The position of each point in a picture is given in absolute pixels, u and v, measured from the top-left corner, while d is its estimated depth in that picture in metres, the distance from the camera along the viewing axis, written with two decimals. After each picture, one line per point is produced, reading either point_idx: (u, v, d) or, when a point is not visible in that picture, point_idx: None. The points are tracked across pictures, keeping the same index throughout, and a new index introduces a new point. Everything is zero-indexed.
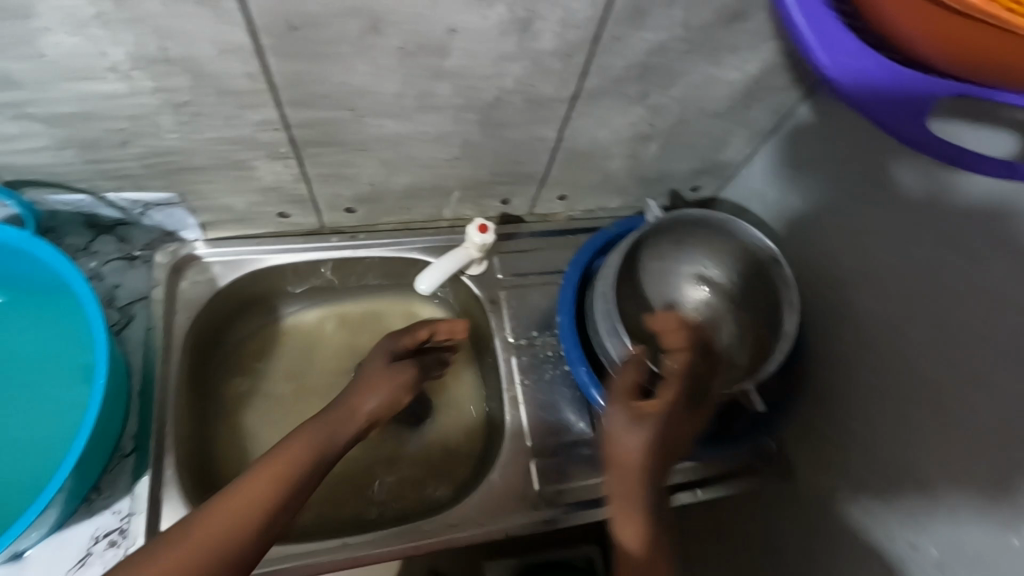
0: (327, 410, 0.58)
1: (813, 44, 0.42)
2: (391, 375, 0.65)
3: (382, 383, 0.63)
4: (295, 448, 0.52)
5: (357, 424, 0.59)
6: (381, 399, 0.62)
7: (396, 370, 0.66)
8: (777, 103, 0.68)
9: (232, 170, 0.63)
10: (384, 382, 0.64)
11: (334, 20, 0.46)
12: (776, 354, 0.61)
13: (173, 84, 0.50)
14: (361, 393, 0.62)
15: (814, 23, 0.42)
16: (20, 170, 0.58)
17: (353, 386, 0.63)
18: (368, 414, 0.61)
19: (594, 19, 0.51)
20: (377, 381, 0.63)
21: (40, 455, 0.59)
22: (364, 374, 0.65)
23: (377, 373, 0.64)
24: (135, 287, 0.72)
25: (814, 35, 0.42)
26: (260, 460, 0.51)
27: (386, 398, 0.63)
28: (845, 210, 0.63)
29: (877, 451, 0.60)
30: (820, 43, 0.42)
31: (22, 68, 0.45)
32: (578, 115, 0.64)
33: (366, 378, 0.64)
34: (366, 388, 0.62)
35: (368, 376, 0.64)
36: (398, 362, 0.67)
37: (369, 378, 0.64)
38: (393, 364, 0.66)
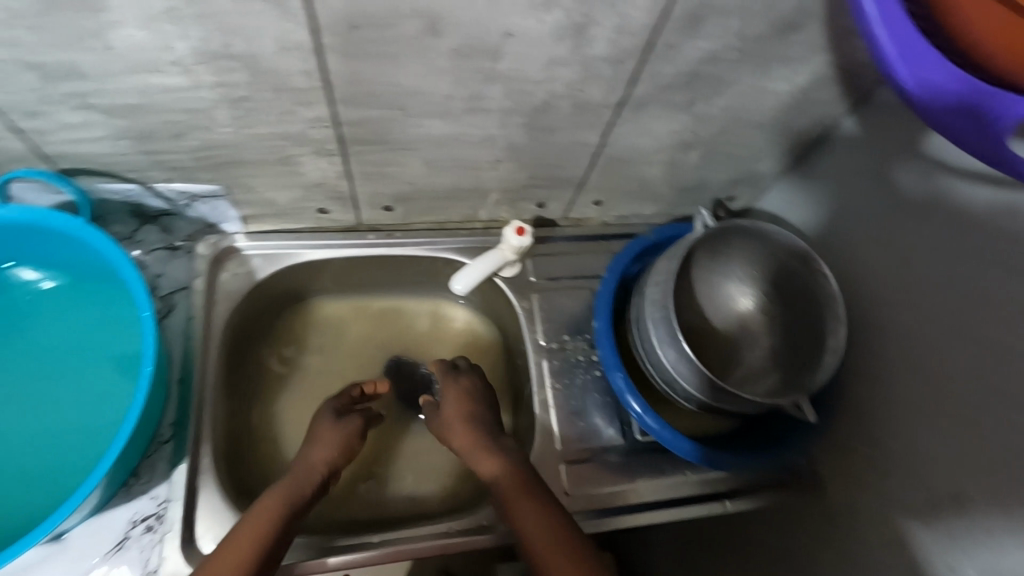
0: (285, 473, 0.62)
1: (891, 56, 0.43)
2: (340, 432, 0.67)
3: (333, 441, 0.66)
4: (267, 503, 0.58)
5: (316, 477, 0.63)
6: (333, 455, 0.65)
7: (347, 428, 0.67)
8: (823, 116, 0.68)
9: (279, 165, 0.64)
10: (331, 439, 0.66)
11: (395, 21, 0.46)
12: (823, 369, 0.62)
13: (232, 79, 0.50)
14: (310, 451, 0.65)
15: (891, 35, 0.43)
16: (76, 158, 0.59)
17: (307, 443, 0.66)
18: (325, 471, 0.64)
19: (649, 27, 0.51)
20: (324, 438, 0.66)
21: (84, 438, 0.60)
22: (312, 430, 0.67)
23: (324, 433, 0.66)
24: (176, 278, 0.72)
25: (894, 48, 0.43)
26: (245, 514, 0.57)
27: (339, 454, 0.66)
28: (889, 226, 0.63)
29: (915, 469, 0.58)
30: (898, 56, 0.43)
31: (91, 59, 0.46)
32: (623, 121, 0.64)
33: (314, 434, 0.67)
34: (317, 442, 0.66)
35: (315, 436, 0.67)
36: (345, 416, 0.69)
37: (315, 439, 0.66)
38: (341, 419, 0.68)
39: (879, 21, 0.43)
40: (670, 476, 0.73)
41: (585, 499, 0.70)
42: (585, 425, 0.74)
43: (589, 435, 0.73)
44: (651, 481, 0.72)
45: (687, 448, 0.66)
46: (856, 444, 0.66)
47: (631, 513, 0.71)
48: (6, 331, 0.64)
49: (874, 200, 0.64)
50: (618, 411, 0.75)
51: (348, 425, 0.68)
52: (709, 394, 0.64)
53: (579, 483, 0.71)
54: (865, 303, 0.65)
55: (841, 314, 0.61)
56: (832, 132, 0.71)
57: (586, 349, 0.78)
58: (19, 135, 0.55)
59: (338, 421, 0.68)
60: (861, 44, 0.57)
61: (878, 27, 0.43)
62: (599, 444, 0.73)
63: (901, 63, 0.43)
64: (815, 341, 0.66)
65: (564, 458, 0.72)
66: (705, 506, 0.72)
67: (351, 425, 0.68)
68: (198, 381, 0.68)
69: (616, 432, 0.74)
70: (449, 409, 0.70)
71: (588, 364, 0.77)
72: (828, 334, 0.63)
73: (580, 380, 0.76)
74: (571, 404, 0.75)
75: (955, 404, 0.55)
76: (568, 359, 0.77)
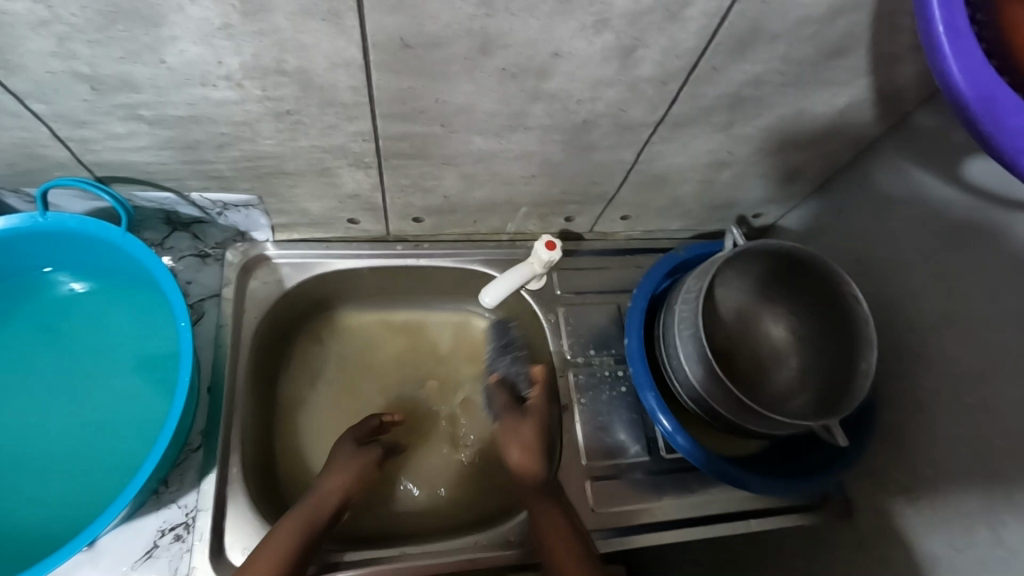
0: (303, 499, 0.63)
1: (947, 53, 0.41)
2: (359, 463, 0.68)
3: (350, 470, 0.66)
4: (285, 530, 0.58)
5: (331, 505, 0.63)
6: (348, 484, 0.66)
7: (361, 458, 0.68)
8: (859, 138, 0.68)
9: (317, 176, 0.64)
10: (348, 466, 0.67)
11: (448, 41, 0.47)
12: (856, 392, 0.59)
13: (280, 93, 0.50)
14: (327, 479, 0.65)
15: (955, 32, 0.40)
16: (116, 167, 0.59)
17: (325, 470, 0.66)
18: (338, 501, 0.64)
19: (696, 50, 0.51)
20: (343, 465, 0.66)
21: (118, 446, 0.60)
22: (333, 458, 0.68)
23: (342, 461, 0.67)
24: (206, 285, 0.72)
25: (950, 46, 0.40)
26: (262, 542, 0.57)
27: (354, 483, 0.66)
28: (926, 251, 0.62)
29: (953, 498, 0.58)
30: (956, 52, 0.40)
31: (143, 72, 0.46)
32: (660, 140, 0.64)
33: (334, 461, 0.67)
34: (336, 471, 0.66)
35: (333, 465, 0.67)
36: (365, 446, 0.69)
37: (334, 467, 0.66)
38: (361, 447, 0.69)
39: (954, 59, 0.40)
40: (695, 495, 0.71)
41: (610, 517, 0.69)
42: (611, 441, 0.73)
43: (615, 451, 0.72)
44: (678, 499, 0.71)
45: (720, 467, 0.65)
46: (888, 469, 0.65)
47: (654, 531, 0.69)
48: (42, 337, 0.64)
49: (910, 224, 0.64)
50: (643, 428, 0.74)
51: (363, 456, 0.68)
52: (739, 414, 0.62)
53: (606, 500, 0.70)
54: (899, 327, 0.65)
55: (872, 337, 0.58)
56: (866, 154, 0.70)
57: (613, 365, 0.77)
58: (62, 144, 0.54)
59: (357, 450, 0.69)
60: (904, 70, 0.57)
61: (953, 65, 0.41)
62: (625, 462, 0.72)
63: (959, 72, 0.40)
64: (846, 363, 0.63)
65: (590, 475, 0.71)
66: (727, 526, 0.71)
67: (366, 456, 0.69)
68: (227, 384, 0.68)
69: (641, 450, 0.73)
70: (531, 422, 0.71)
71: (614, 380, 0.76)
72: (860, 357, 0.61)
73: (606, 397, 0.75)
74: (597, 420, 0.74)
75: (996, 433, 0.54)
76: (594, 374, 0.76)
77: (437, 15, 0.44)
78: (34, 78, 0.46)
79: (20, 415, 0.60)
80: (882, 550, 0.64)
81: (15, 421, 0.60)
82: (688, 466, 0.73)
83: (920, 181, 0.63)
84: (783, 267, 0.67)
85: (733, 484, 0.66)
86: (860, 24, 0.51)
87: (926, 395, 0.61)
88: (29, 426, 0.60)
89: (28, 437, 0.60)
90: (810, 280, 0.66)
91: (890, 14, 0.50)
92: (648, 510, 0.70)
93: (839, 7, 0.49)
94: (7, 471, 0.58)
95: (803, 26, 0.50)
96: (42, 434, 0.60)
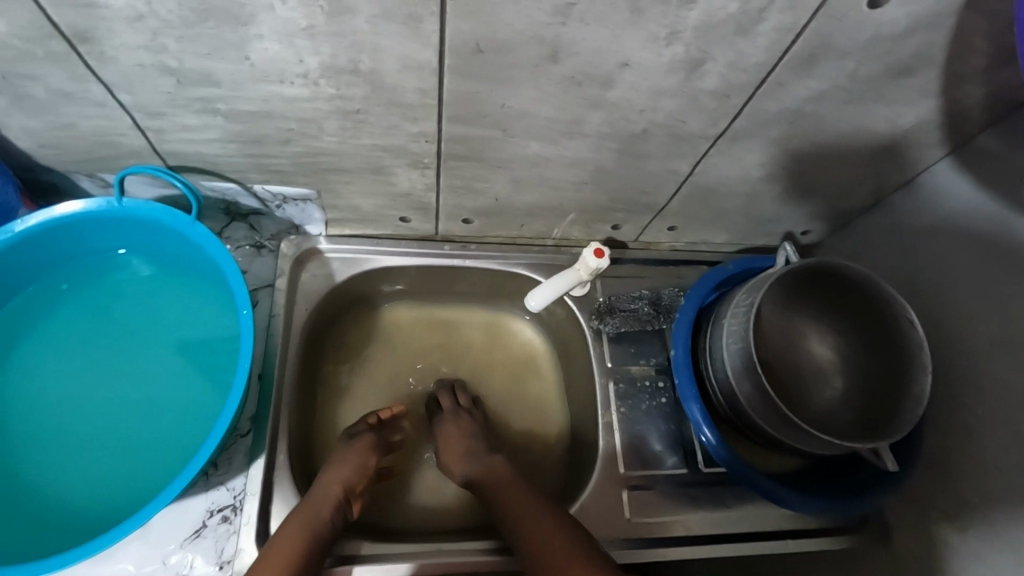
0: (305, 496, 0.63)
1: None
2: (353, 453, 0.68)
3: (346, 462, 0.67)
4: (292, 528, 0.58)
5: (333, 496, 0.63)
6: (348, 475, 0.66)
7: (359, 452, 0.68)
8: (918, 158, 0.67)
9: (374, 174, 0.65)
10: (347, 460, 0.67)
11: (519, 48, 0.48)
12: (908, 418, 0.57)
13: (351, 93, 0.52)
14: (327, 472, 0.65)
15: None
16: (186, 157, 0.61)
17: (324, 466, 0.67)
18: (342, 493, 0.64)
19: (764, 64, 0.51)
20: (339, 459, 0.67)
21: (175, 426, 0.62)
22: (332, 454, 0.69)
23: (338, 455, 0.68)
24: (260, 276, 0.74)
25: None
26: (270, 546, 0.57)
27: (353, 474, 0.66)
28: (982, 276, 0.61)
29: (1004, 531, 0.56)
30: None
31: (226, 69, 0.48)
32: (716, 152, 0.64)
33: (332, 457, 0.68)
34: (332, 463, 0.67)
35: (333, 460, 0.67)
36: (357, 437, 0.70)
37: (332, 462, 0.67)
38: (354, 440, 0.70)
39: None
40: (731, 511, 0.70)
41: (643, 527, 0.69)
42: (648, 452, 0.73)
43: (651, 461, 0.72)
44: (712, 514, 0.70)
45: (761, 482, 0.64)
46: (932, 496, 0.64)
47: (688, 545, 0.69)
48: (105, 317, 0.67)
49: (967, 248, 0.63)
50: (681, 440, 0.73)
51: (360, 450, 0.68)
52: (784, 430, 0.61)
53: (641, 509, 0.69)
54: (950, 352, 0.63)
55: (925, 360, 0.57)
56: (922, 174, 0.69)
57: (653, 375, 0.77)
58: (140, 133, 0.57)
59: (351, 443, 0.69)
60: (973, 91, 0.56)
61: None
62: (661, 472, 0.72)
63: None
64: (893, 385, 0.61)
65: (626, 484, 0.71)
66: (762, 544, 0.69)
67: (366, 449, 0.69)
68: (277, 372, 0.70)
69: (679, 461, 0.72)
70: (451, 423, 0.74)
71: (654, 390, 0.76)
72: (910, 380, 0.59)
73: (645, 406, 0.75)
74: (635, 429, 0.74)
75: None
76: (634, 383, 0.76)
77: (512, 23, 0.45)
78: (124, 69, 0.48)
79: (81, 390, 0.63)
80: None
81: (78, 396, 0.63)
82: (723, 481, 0.72)
83: (979, 205, 0.62)
84: (831, 284, 0.66)
85: (770, 500, 0.65)
86: (933, 43, 0.50)
87: (978, 423, 0.60)
88: (90, 402, 0.63)
89: (90, 412, 0.62)
90: (857, 298, 0.64)
91: (965, 34, 0.50)
92: (681, 521, 0.69)
93: (913, 27, 0.49)
94: (69, 443, 0.60)
95: (874, 44, 0.50)
96: (102, 411, 0.62)
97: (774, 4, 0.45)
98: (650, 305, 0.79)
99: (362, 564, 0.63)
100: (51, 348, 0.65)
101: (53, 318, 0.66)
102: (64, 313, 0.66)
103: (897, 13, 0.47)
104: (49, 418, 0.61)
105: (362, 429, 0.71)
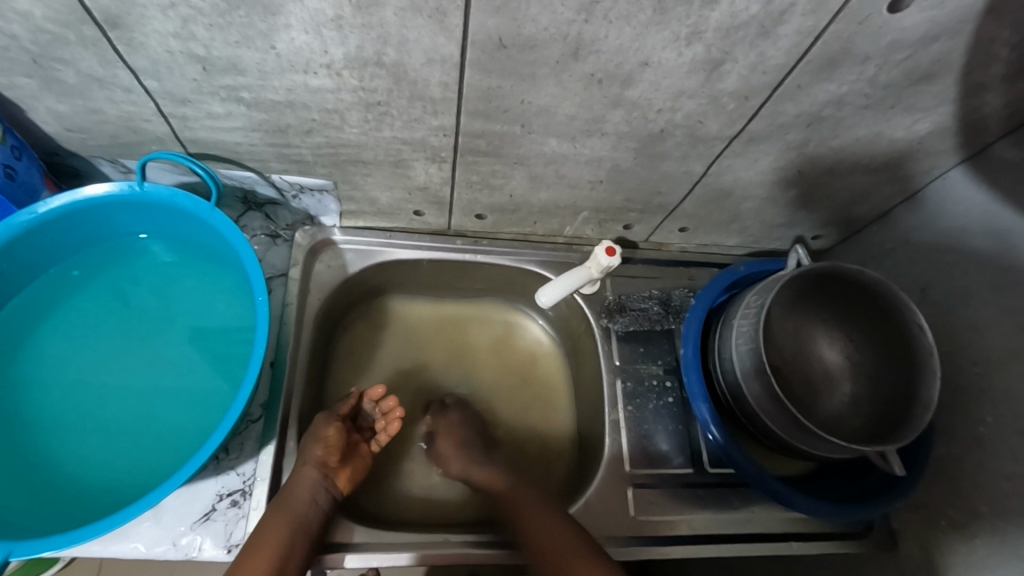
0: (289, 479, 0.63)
1: None
2: (331, 429, 0.67)
3: (319, 441, 0.65)
4: (276, 516, 0.59)
5: (314, 479, 0.63)
6: (324, 455, 0.65)
7: (317, 430, 0.67)
8: (932, 165, 0.67)
9: (393, 167, 0.66)
10: (320, 436, 0.66)
11: (542, 45, 0.48)
12: (915, 427, 0.57)
13: (374, 85, 0.53)
14: (307, 451, 0.65)
15: None
16: (208, 145, 0.62)
17: (302, 445, 0.66)
18: (318, 473, 0.63)
19: (784, 66, 0.52)
20: (317, 436, 0.66)
21: (191, 410, 0.63)
22: (312, 427, 0.68)
23: (314, 433, 0.66)
24: (274, 264, 0.75)
25: None
26: (253, 540, 0.58)
27: (328, 454, 0.65)
28: (994, 284, 0.61)
29: (1009, 536, 0.57)
30: None
31: (252, 57, 0.49)
32: (732, 154, 0.64)
33: (313, 431, 0.67)
34: (312, 439, 0.66)
35: (308, 437, 0.66)
36: (328, 416, 0.69)
37: (308, 438, 0.66)
38: (331, 417, 0.69)
39: None
40: (737, 512, 0.71)
41: (649, 524, 0.69)
42: (653, 451, 0.73)
43: (657, 460, 0.72)
44: (717, 515, 0.70)
45: (768, 482, 0.65)
46: (939, 504, 0.64)
47: (691, 545, 0.69)
48: (121, 302, 0.68)
49: (979, 256, 0.63)
50: (688, 439, 0.74)
51: (318, 429, 0.67)
52: (792, 431, 0.61)
53: (647, 508, 0.70)
54: (962, 359, 0.63)
55: (936, 369, 0.57)
56: (936, 182, 0.69)
57: (661, 374, 0.77)
58: (164, 119, 0.58)
59: (330, 420, 0.68)
60: (991, 99, 0.57)
61: None
62: (667, 471, 0.72)
63: None
64: (902, 391, 0.61)
65: (632, 482, 0.71)
66: (766, 546, 0.69)
67: (324, 426, 0.67)
68: (289, 359, 0.70)
69: (684, 461, 0.72)
70: (451, 423, 0.76)
71: (661, 389, 0.76)
72: (918, 386, 0.59)
73: (653, 405, 0.75)
74: (643, 428, 0.74)
75: None
76: (642, 381, 0.76)
77: (537, 19, 0.46)
78: (153, 56, 0.49)
79: (99, 373, 0.64)
80: None
81: (96, 378, 0.64)
82: (730, 483, 0.72)
83: (993, 213, 0.62)
84: (841, 287, 0.66)
85: (775, 500, 0.66)
86: (953, 49, 0.51)
87: (989, 432, 0.60)
88: (107, 384, 0.64)
89: (106, 395, 0.63)
90: (864, 301, 0.65)
91: (985, 41, 0.50)
92: (685, 521, 0.70)
93: (935, 33, 0.49)
94: (86, 423, 0.61)
95: (895, 50, 0.50)
96: (120, 394, 0.63)
97: (796, 7, 0.46)
98: (660, 304, 0.79)
99: (355, 553, 0.64)
100: (70, 329, 0.66)
101: (73, 301, 0.67)
102: (83, 296, 0.67)
103: (919, 18, 0.47)
104: (67, 401, 0.62)
105: (343, 410, 0.71)
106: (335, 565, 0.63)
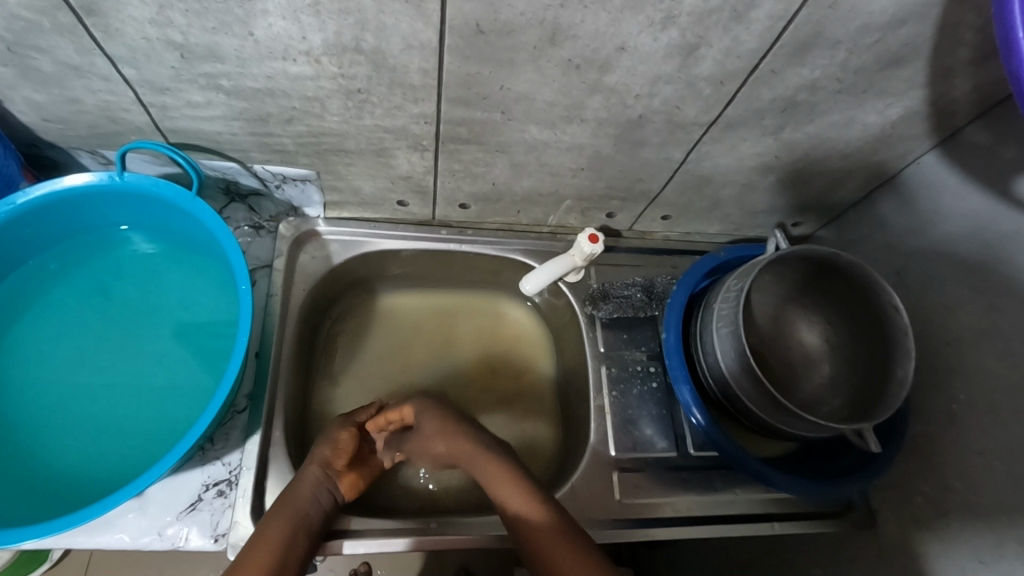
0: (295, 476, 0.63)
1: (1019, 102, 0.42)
2: (347, 433, 0.68)
3: (329, 443, 0.66)
4: (277, 513, 0.58)
5: (315, 475, 0.63)
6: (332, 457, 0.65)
7: (330, 433, 0.68)
8: (906, 150, 0.68)
9: (376, 156, 0.66)
10: (333, 438, 0.67)
11: (519, 31, 0.49)
12: (890, 405, 0.58)
13: (354, 72, 0.53)
14: (317, 452, 0.65)
15: None
16: (188, 134, 0.62)
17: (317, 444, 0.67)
18: (322, 472, 0.64)
19: (757, 51, 0.53)
20: (331, 437, 0.67)
21: (174, 401, 0.63)
22: (328, 430, 0.69)
23: (331, 434, 0.67)
24: (258, 256, 0.75)
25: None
26: (252, 539, 0.57)
27: (337, 455, 0.66)
28: (965, 265, 0.63)
29: (980, 509, 0.58)
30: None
31: (230, 43, 0.49)
32: (710, 140, 0.65)
33: (328, 434, 0.68)
34: (327, 442, 0.67)
35: (322, 438, 0.67)
36: (349, 420, 0.70)
37: (323, 439, 0.67)
38: (349, 419, 0.70)
39: None
40: (720, 494, 0.72)
41: (634, 507, 0.70)
42: (637, 436, 0.74)
43: (641, 446, 0.73)
44: (701, 497, 0.71)
45: (750, 462, 0.66)
46: (916, 482, 0.66)
47: (676, 526, 0.69)
48: (103, 295, 0.68)
49: (952, 237, 0.64)
50: (672, 424, 0.75)
51: (330, 431, 0.68)
52: (773, 412, 0.62)
53: (633, 491, 0.71)
54: (936, 340, 0.65)
55: (911, 347, 0.58)
56: (911, 168, 0.70)
57: (645, 361, 0.78)
58: (143, 108, 0.58)
59: (347, 422, 0.69)
60: (959, 84, 0.58)
61: None
62: (651, 456, 0.73)
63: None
64: (878, 370, 0.63)
65: (617, 467, 0.72)
66: (749, 526, 0.71)
67: (338, 429, 0.68)
68: (275, 350, 0.70)
69: (668, 445, 0.73)
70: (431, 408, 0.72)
71: (646, 375, 0.77)
72: (893, 365, 0.60)
73: (637, 391, 0.76)
74: (627, 413, 0.75)
75: None
76: (626, 368, 0.77)
77: (513, 4, 0.46)
78: (130, 43, 0.49)
79: (82, 365, 0.64)
80: (905, 563, 0.64)
81: (79, 370, 0.64)
82: (714, 465, 0.73)
83: (963, 196, 0.63)
84: (820, 271, 0.67)
85: (758, 481, 0.67)
86: (921, 34, 0.52)
87: (960, 409, 0.61)
88: (90, 376, 0.63)
89: (90, 387, 0.63)
90: (842, 283, 0.66)
91: (952, 26, 0.51)
92: (670, 503, 0.71)
93: (902, 16, 0.50)
94: (69, 415, 0.61)
95: (865, 33, 0.51)
96: (104, 385, 0.63)
97: None
98: (643, 291, 0.80)
99: (350, 540, 0.64)
100: (52, 322, 0.65)
101: (54, 294, 0.66)
102: (64, 289, 0.67)
103: (887, 2, 0.48)
104: (50, 393, 0.62)
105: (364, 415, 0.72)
106: (329, 552, 0.63)
